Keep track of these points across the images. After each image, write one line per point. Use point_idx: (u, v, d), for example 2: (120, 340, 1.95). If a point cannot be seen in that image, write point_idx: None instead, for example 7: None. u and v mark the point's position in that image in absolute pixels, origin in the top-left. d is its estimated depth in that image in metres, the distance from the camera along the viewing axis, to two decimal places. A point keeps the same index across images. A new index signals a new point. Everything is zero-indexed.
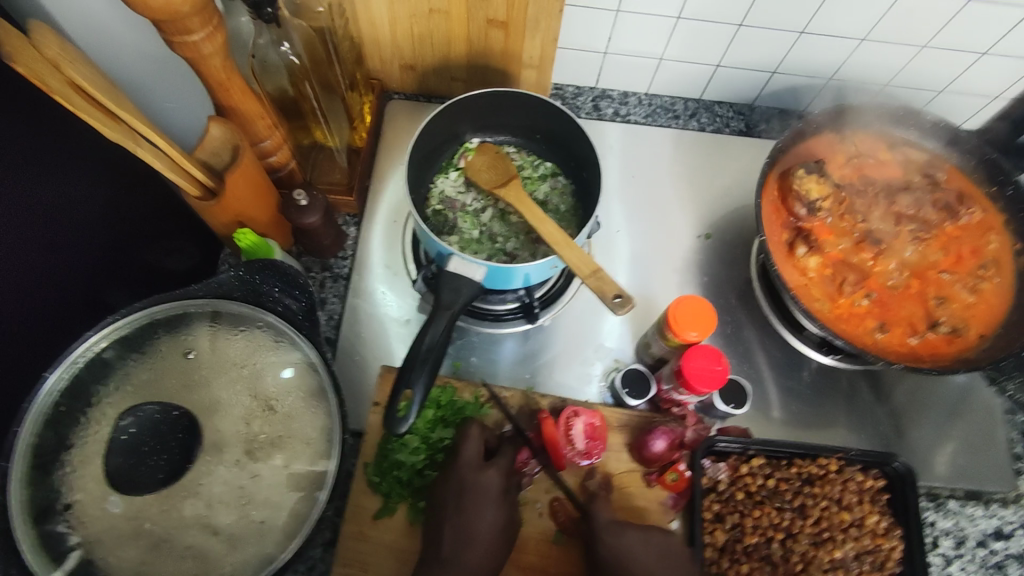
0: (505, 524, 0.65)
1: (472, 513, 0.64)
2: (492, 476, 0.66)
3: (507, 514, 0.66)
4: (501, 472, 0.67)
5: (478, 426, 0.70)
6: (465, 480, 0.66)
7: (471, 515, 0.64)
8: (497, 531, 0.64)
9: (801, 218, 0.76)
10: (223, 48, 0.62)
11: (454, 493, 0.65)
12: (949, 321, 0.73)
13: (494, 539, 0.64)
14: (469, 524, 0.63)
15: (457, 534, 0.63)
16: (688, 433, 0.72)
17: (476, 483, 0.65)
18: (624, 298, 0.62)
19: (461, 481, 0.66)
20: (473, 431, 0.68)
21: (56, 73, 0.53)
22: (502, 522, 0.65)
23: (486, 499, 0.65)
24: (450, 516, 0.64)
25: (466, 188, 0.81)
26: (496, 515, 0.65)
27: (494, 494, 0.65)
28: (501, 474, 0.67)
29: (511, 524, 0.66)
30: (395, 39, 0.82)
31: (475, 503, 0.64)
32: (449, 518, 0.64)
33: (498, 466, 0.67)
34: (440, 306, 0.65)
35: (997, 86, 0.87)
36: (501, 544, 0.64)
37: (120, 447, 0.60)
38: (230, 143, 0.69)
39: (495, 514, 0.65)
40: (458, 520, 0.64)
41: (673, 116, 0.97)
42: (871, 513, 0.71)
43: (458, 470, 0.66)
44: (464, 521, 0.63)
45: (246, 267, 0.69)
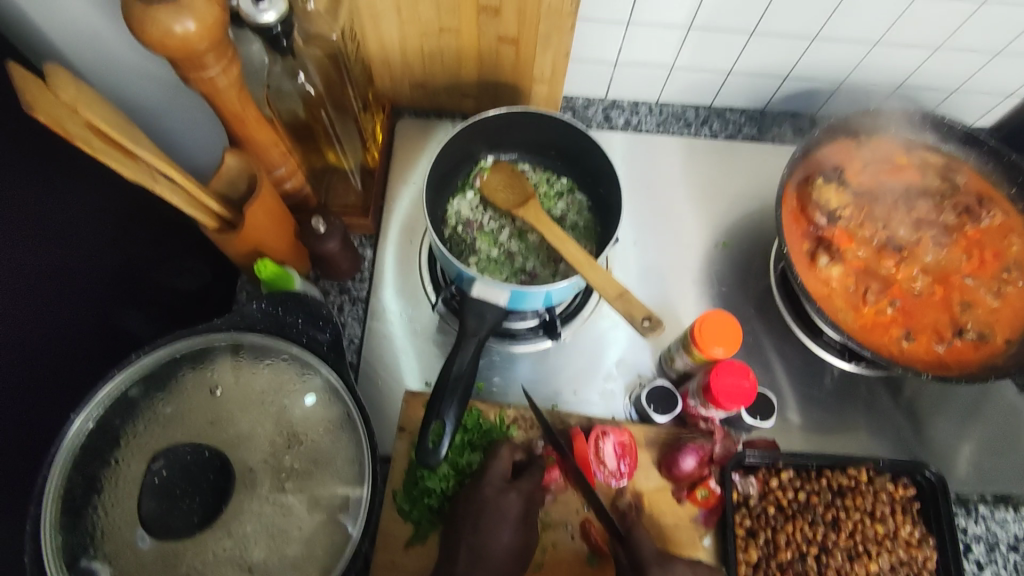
0: (520, 546, 0.66)
1: (489, 534, 0.64)
2: (513, 500, 0.66)
3: (523, 536, 0.66)
4: (522, 496, 0.67)
5: (506, 450, 0.69)
6: (485, 502, 0.65)
7: (488, 536, 0.64)
8: (511, 553, 0.65)
9: (821, 226, 0.76)
10: (238, 81, 0.61)
11: (472, 515, 0.65)
12: (975, 327, 0.72)
13: (507, 560, 0.64)
14: (485, 544, 0.63)
15: (471, 555, 0.63)
16: (716, 448, 0.72)
17: (496, 505, 0.65)
18: (652, 321, 0.61)
19: (481, 502, 0.66)
20: (504, 451, 0.69)
21: (74, 117, 0.52)
22: (517, 544, 0.65)
23: (504, 522, 0.65)
24: (467, 536, 0.64)
25: (483, 208, 0.81)
26: (512, 537, 0.65)
27: (512, 517, 0.65)
28: (521, 497, 0.67)
29: (525, 544, 0.66)
30: (405, 59, 0.82)
31: (493, 525, 0.64)
32: (466, 538, 0.64)
33: (521, 489, 0.67)
34: (466, 332, 0.65)
35: (1011, 84, 0.87)
36: (513, 565, 0.64)
37: (153, 490, 0.61)
38: (246, 173, 0.69)
39: (511, 537, 0.65)
40: (474, 541, 0.64)
41: (684, 124, 0.96)
42: (904, 524, 0.70)
43: (480, 491, 0.66)
44: (480, 542, 0.63)
45: (269, 299, 0.68)
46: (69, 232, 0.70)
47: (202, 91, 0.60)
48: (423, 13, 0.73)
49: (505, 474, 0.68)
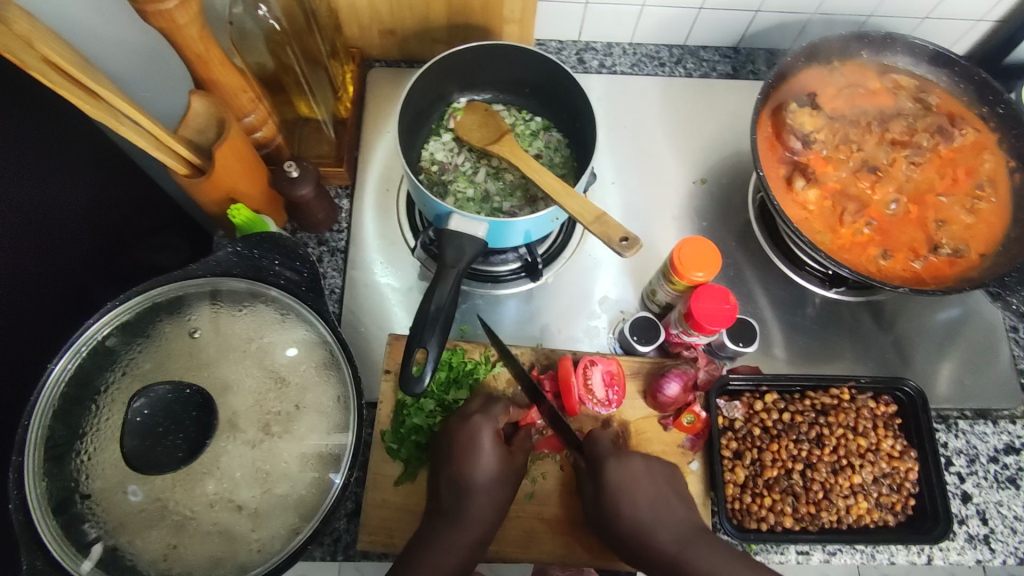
0: (504, 464, 0.65)
1: (464, 462, 0.64)
2: (479, 425, 0.66)
3: (505, 459, 0.66)
4: (488, 420, 0.66)
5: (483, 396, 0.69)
6: (456, 432, 0.66)
7: (464, 464, 0.64)
8: (496, 478, 0.64)
9: (796, 151, 0.76)
10: (199, 17, 0.59)
11: (448, 448, 0.65)
12: (950, 243, 0.73)
13: (493, 484, 0.64)
14: (464, 473, 0.63)
15: (452, 487, 0.64)
16: (700, 374, 0.72)
17: (466, 433, 0.65)
18: (630, 240, 0.62)
19: (451, 433, 0.66)
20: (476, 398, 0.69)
21: (30, 49, 0.51)
22: (500, 467, 0.65)
23: (478, 446, 0.64)
24: (446, 470, 0.65)
25: (458, 150, 0.80)
26: (491, 459, 0.64)
27: (485, 441, 0.65)
28: (489, 421, 0.66)
29: (510, 468, 0.66)
30: (372, 2, 0.80)
31: (466, 453, 0.64)
32: (446, 472, 0.65)
33: (490, 414, 0.67)
34: (445, 264, 0.64)
35: (981, 8, 0.87)
36: (504, 486, 0.65)
37: (135, 430, 0.57)
38: (214, 117, 0.67)
39: (491, 458, 0.64)
40: (454, 473, 0.64)
41: (659, 63, 0.96)
42: (886, 437, 0.72)
43: (449, 423, 0.67)
44: (458, 473, 0.64)
45: (243, 241, 0.68)
46: (36, 188, 0.69)
47: (162, 28, 0.58)
48: None
49: (480, 402, 0.69)
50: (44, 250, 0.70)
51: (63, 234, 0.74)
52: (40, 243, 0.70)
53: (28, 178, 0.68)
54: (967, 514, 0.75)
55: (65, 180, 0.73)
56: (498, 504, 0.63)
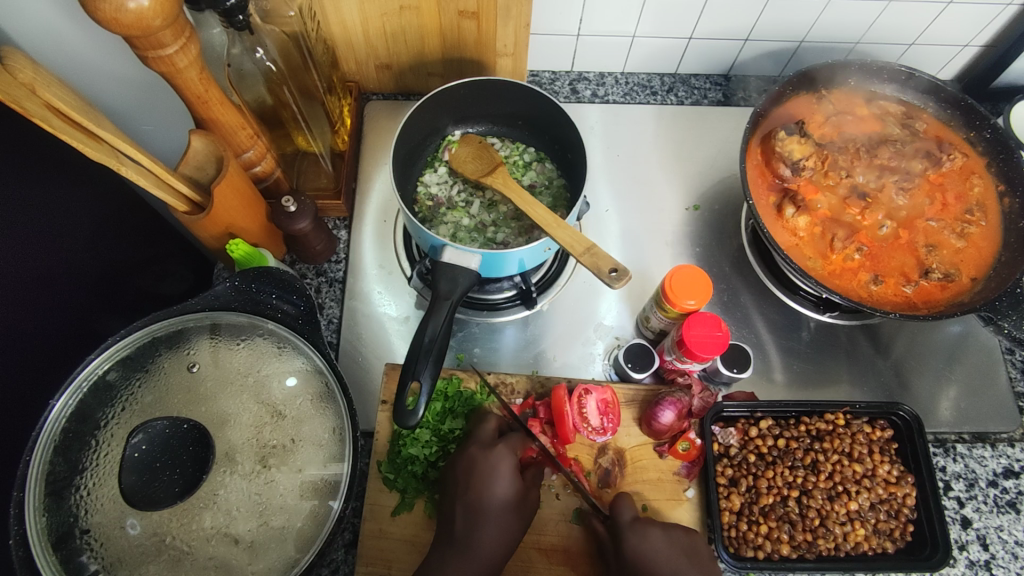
0: (519, 495, 0.66)
1: (481, 488, 0.65)
2: (501, 453, 0.67)
3: (520, 491, 0.66)
4: (510, 448, 0.68)
5: (497, 420, 0.71)
6: (474, 460, 0.67)
7: (482, 490, 0.65)
8: (509, 508, 0.65)
9: (786, 178, 0.77)
10: (198, 60, 0.61)
11: (465, 475, 0.66)
12: (941, 267, 0.74)
13: (508, 513, 0.64)
14: (481, 497, 0.64)
15: (468, 513, 0.64)
16: (694, 401, 0.72)
17: (486, 461, 0.66)
18: (620, 271, 0.63)
19: (470, 461, 0.67)
20: (492, 415, 0.71)
21: (33, 96, 0.53)
22: (516, 496, 0.66)
23: (497, 474, 0.66)
24: (462, 496, 0.65)
25: (452, 181, 0.82)
26: (508, 486, 0.66)
27: (505, 469, 0.66)
28: (510, 450, 0.68)
29: (524, 500, 0.66)
30: (368, 39, 0.82)
31: (484, 479, 0.65)
32: (461, 497, 0.65)
33: (508, 443, 0.68)
34: (439, 297, 0.65)
35: (966, 34, 0.89)
36: (516, 517, 0.65)
37: (132, 465, 0.60)
38: (213, 155, 0.69)
39: (509, 487, 0.66)
40: (470, 499, 0.65)
41: (650, 92, 0.97)
42: (882, 463, 0.72)
43: (466, 450, 0.68)
44: (475, 499, 0.64)
45: (241, 276, 0.71)
46: (43, 225, 0.71)
47: (162, 72, 0.60)
48: None
49: (496, 432, 0.70)
50: (49, 283, 0.72)
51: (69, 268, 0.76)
52: (46, 278, 0.71)
53: (34, 215, 0.69)
54: (967, 539, 0.74)
55: (72, 215, 0.75)
56: (509, 537, 0.63)
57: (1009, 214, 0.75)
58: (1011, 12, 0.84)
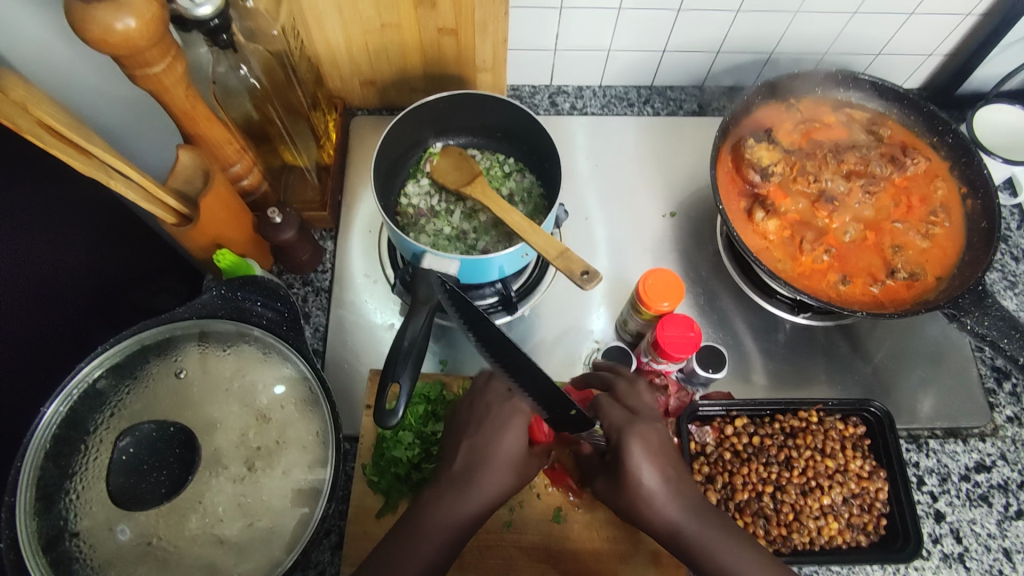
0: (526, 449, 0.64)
1: (491, 436, 0.63)
2: (518, 406, 0.64)
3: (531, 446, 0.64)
4: (526, 401, 0.65)
5: (496, 366, 0.70)
6: (488, 409, 0.65)
7: (491, 437, 0.63)
8: (516, 461, 0.62)
9: (756, 184, 0.80)
10: (184, 78, 0.64)
11: (476, 422, 0.64)
12: (907, 267, 0.76)
13: (515, 464, 0.62)
14: (490, 445, 0.62)
15: (472, 454, 0.62)
16: (671, 401, 0.76)
17: (500, 411, 0.64)
18: (591, 273, 0.65)
19: (484, 407, 0.65)
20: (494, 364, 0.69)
21: (25, 114, 0.55)
22: (523, 449, 0.63)
23: (508, 429, 0.63)
24: (470, 436, 0.63)
25: (433, 191, 0.84)
26: (520, 437, 0.63)
27: (518, 423, 0.63)
28: (529, 401, 0.65)
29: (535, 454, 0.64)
30: (352, 56, 0.85)
31: (496, 429, 0.63)
32: (469, 437, 0.63)
33: (522, 397, 0.65)
34: (418, 301, 0.67)
35: (930, 43, 0.92)
36: (521, 469, 0.62)
37: (121, 467, 0.61)
38: (201, 169, 0.71)
39: (520, 442, 0.63)
40: (476, 441, 0.63)
41: (628, 104, 1.01)
42: (854, 458, 0.73)
43: (484, 395, 0.66)
44: (483, 443, 0.62)
45: (228, 285, 0.72)
46: (37, 241, 0.74)
47: (150, 89, 0.62)
48: (363, 11, 0.78)
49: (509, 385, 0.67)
50: (42, 296, 0.74)
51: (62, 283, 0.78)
52: (39, 292, 0.74)
53: (24, 231, 0.72)
54: (940, 532, 0.76)
55: (62, 230, 0.78)
56: (507, 488, 0.61)
57: (971, 215, 0.78)
58: (971, 22, 0.88)
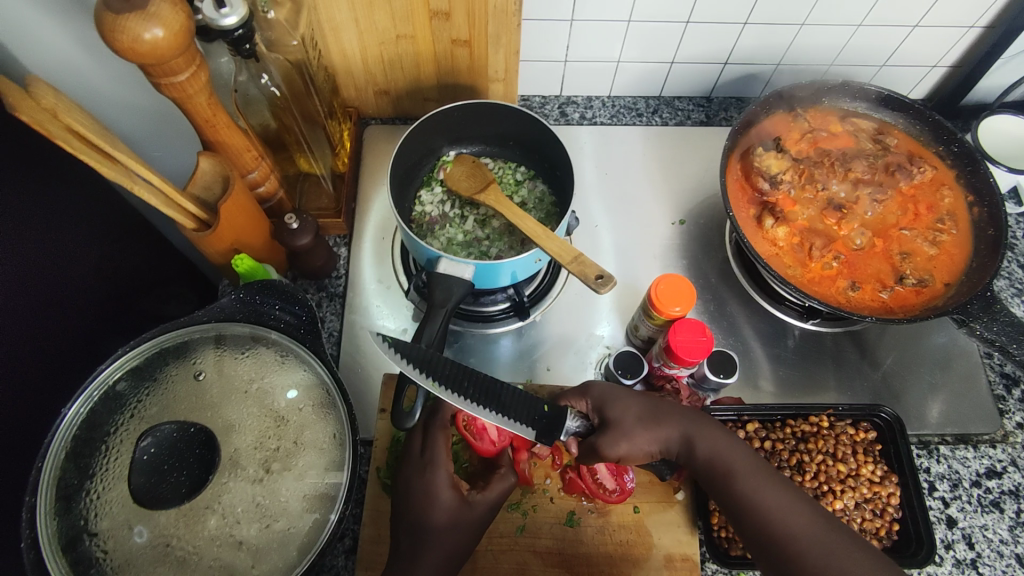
0: (460, 507, 0.65)
1: (420, 511, 0.64)
2: (432, 473, 0.66)
3: (464, 503, 0.65)
4: (440, 467, 0.66)
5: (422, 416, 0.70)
6: (409, 482, 0.66)
7: (422, 512, 0.64)
8: (453, 526, 0.64)
9: (765, 192, 0.81)
10: (207, 86, 0.65)
11: (404, 497, 0.66)
12: (915, 274, 0.77)
13: (453, 530, 0.64)
14: (421, 520, 0.64)
15: (411, 531, 0.64)
16: (684, 406, 0.76)
17: (420, 483, 0.65)
18: (605, 277, 0.66)
19: (404, 483, 0.66)
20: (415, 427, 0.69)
21: (55, 120, 0.56)
22: (457, 514, 0.64)
23: (434, 495, 0.65)
24: (404, 518, 0.65)
25: (447, 199, 0.86)
26: (448, 506, 0.64)
27: (439, 488, 0.65)
28: (440, 468, 0.66)
29: (468, 514, 0.65)
30: (367, 66, 0.87)
31: (423, 502, 0.64)
32: (404, 519, 0.65)
33: (436, 461, 0.66)
34: (435, 305, 0.68)
35: (934, 55, 0.94)
36: (462, 532, 0.64)
37: (141, 467, 0.63)
38: (220, 175, 0.73)
39: (449, 506, 0.64)
40: (411, 521, 0.64)
41: (636, 114, 1.02)
42: (866, 463, 0.74)
43: (401, 473, 0.67)
44: (416, 521, 0.64)
45: (246, 289, 0.74)
46: (57, 246, 0.75)
47: (174, 97, 0.64)
48: (378, 22, 0.79)
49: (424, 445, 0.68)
50: (60, 301, 0.76)
51: (79, 288, 0.79)
52: (57, 296, 0.75)
53: (43, 236, 0.73)
54: (952, 538, 0.76)
55: (77, 236, 0.79)
56: (455, 553, 0.63)
57: (978, 222, 0.79)
58: (974, 34, 0.90)
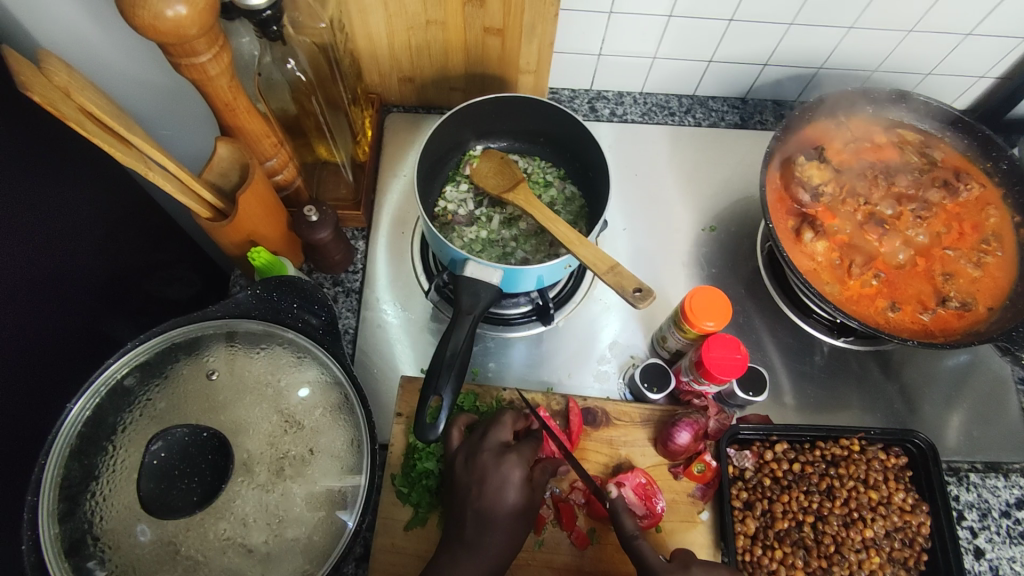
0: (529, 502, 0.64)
1: (493, 498, 0.62)
2: (512, 464, 0.64)
3: (530, 497, 0.64)
4: (522, 459, 0.65)
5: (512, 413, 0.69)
6: (486, 468, 0.64)
7: (494, 499, 0.62)
8: (518, 517, 0.63)
9: (805, 204, 0.78)
10: (229, 69, 0.61)
11: (474, 483, 0.64)
12: (958, 296, 0.74)
13: (516, 520, 0.63)
14: (491, 508, 0.62)
15: (479, 518, 0.62)
16: (711, 423, 0.72)
17: (496, 472, 0.64)
18: (644, 291, 0.63)
19: (480, 468, 0.64)
20: (506, 418, 0.68)
21: (68, 100, 0.52)
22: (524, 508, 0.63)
23: (508, 486, 0.63)
24: (473, 502, 0.63)
25: (473, 196, 0.82)
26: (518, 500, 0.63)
27: (516, 481, 0.64)
28: (521, 460, 0.65)
29: (532, 508, 0.64)
30: (392, 52, 0.83)
31: (496, 489, 0.63)
32: (471, 504, 0.63)
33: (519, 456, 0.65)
34: (461, 311, 0.65)
35: (982, 66, 0.90)
36: (521, 524, 0.63)
37: (151, 472, 0.59)
38: (239, 162, 0.68)
39: (519, 500, 0.63)
40: (481, 506, 0.62)
41: (668, 113, 0.98)
42: (897, 490, 0.71)
43: (478, 457, 0.65)
44: (486, 507, 0.62)
45: (263, 284, 0.70)
46: (60, 225, 0.72)
47: (193, 79, 0.60)
48: (409, 6, 0.75)
49: (508, 440, 0.67)
50: (63, 282, 0.72)
51: (82, 269, 0.76)
52: (59, 277, 0.72)
53: (47, 216, 0.70)
54: (980, 570, 0.74)
55: (81, 216, 0.76)
56: (516, 542, 0.62)
57: None
58: None
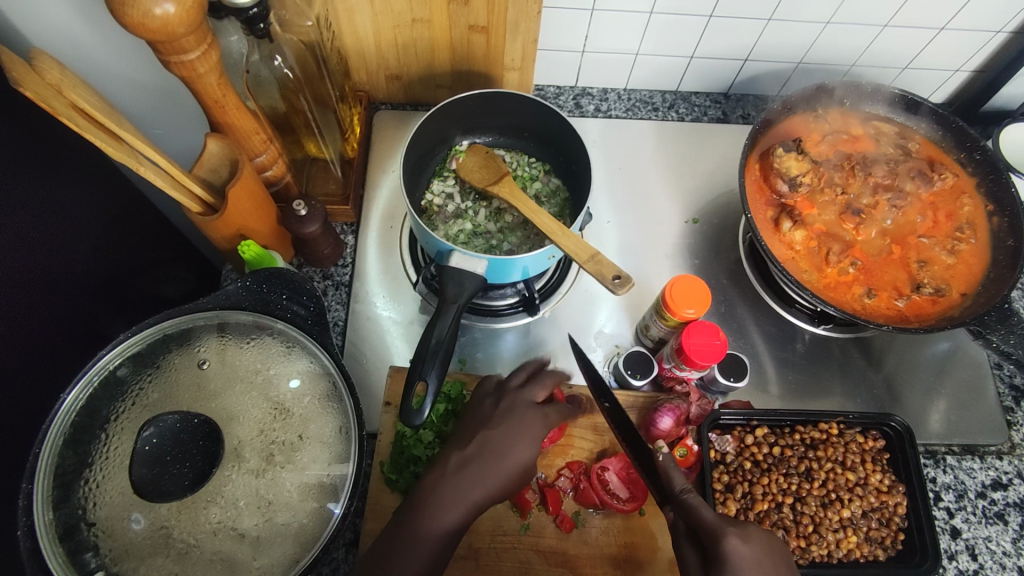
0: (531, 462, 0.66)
1: (506, 435, 0.65)
2: (538, 416, 0.68)
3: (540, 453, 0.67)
4: (552, 412, 0.69)
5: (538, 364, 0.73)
6: (513, 408, 0.68)
7: (507, 435, 0.65)
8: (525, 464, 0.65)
9: (783, 194, 0.80)
10: (218, 66, 0.63)
11: (497, 416, 0.67)
12: (932, 283, 0.76)
13: (522, 464, 0.65)
14: (500, 442, 0.65)
15: (487, 445, 0.65)
16: (692, 409, 0.75)
17: (520, 414, 0.67)
18: (623, 278, 0.65)
19: (507, 408, 0.68)
20: (549, 375, 0.72)
21: (59, 96, 0.53)
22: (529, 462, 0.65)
23: (523, 433, 0.66)
24: (485, 432, 0.66)
25: (459, 189, 0.84)
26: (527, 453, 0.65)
27: (534, 431, 0.67)
28: (539, 417, 0.68)
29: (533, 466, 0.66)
30: (379, 49, 0.85)
31: (514, 429, 0.66)
32: (484, 433, 0.66)
33: (538, 412, 0.68)
34: (446, 300, 0.67)
35: (957, 59, 0.92)
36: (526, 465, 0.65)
37: (143, 458, 0.61)
38: (228, 158, 0.70)
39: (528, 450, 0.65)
40: (492, 436, 0.65)
41: (652, 108, 1.00)
42: (874, 472, 0.73)
43: (508, 399, 0.69)
44: (497, 439, 0.65)
45: (253, 276, 0.73)
46: (55, 223, 0.74)
47: (182, 77, 0.61)
48: (394, 5, 0.77)
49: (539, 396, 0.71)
50: (59, 279, 0.74)
51: (77, 267, 0.78)
52: (55, 274, 0.74)
53: (42, 214, 0.71)
54: (956, 549, 0.76)
55: (76, 214, 0.78)
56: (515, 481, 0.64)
57: (997, 232, 0.78)
58: (1000, 40, 0.88)
